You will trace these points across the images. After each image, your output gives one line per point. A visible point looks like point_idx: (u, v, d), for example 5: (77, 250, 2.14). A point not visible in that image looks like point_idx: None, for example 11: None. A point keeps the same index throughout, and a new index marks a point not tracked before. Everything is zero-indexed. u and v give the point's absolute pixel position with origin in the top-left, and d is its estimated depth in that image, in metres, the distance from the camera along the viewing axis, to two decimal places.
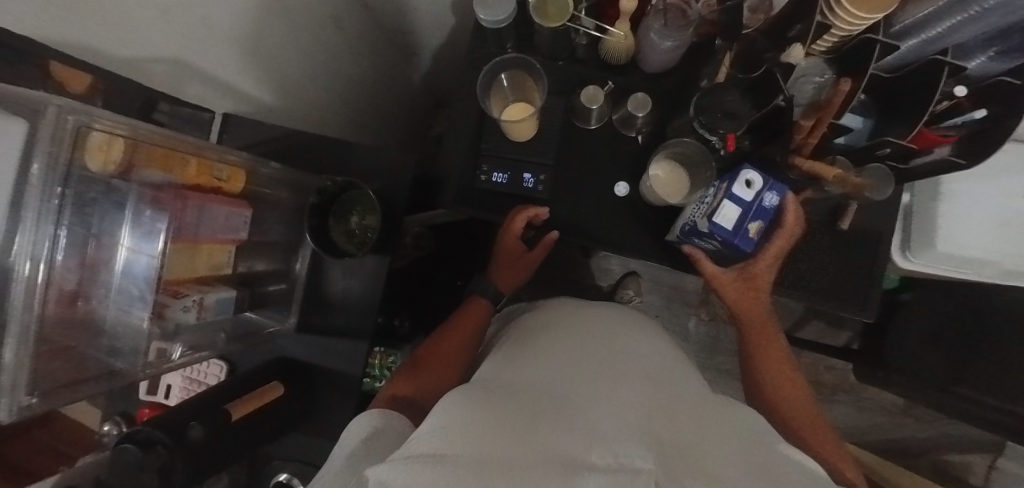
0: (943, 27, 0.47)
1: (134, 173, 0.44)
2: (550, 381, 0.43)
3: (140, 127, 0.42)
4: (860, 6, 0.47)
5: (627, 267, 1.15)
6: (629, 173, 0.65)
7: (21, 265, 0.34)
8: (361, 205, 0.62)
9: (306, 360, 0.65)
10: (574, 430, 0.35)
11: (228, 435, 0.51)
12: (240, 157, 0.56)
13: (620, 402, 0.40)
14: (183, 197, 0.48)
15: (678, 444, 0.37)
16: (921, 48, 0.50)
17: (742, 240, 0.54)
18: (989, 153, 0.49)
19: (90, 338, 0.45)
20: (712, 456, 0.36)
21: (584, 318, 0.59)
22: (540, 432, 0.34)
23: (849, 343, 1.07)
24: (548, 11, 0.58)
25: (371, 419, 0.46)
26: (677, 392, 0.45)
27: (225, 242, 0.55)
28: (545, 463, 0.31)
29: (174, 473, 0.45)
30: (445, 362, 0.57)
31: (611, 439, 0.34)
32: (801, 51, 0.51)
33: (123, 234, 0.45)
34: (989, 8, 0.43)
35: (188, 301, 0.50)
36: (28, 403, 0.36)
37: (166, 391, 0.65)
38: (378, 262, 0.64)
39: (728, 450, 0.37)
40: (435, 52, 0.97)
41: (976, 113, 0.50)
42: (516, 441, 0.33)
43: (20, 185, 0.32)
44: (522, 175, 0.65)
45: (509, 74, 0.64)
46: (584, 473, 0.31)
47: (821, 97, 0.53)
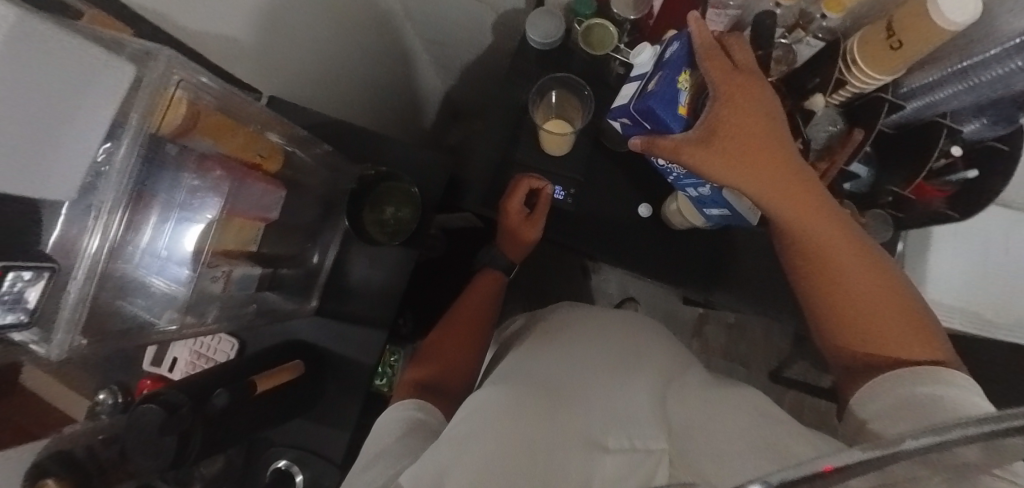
0: (944, 93, 0.53)
1: (187, 140, 0.46)
2: (563, 369, 0.48)
3: (202, 89, 0.45)
4: (875, 66, 0.53)
5: (626, 292, 1.19)
6: (651, 194, 0.69)
7: (102, 211, 0.39)
8: (397, 198, 0.65)
9: (319, 344, 0.65)
10: (590, 414, 0.43)
11: (247, 406, 0.52)
12: (278, 139, 0.57)
13: (627, 391, 0.47)
14: (229, 165, 0.50)
15: (673, 426, 0.45)
16: (923, 110, 0.56)
17: (667, 112, 0.50)
18: (977, 209, 0.59)
19: (129, 293, 0.47)
20: (701, 429, 0.44)
21: (591, 312, 0.61)
22: (560, 421, 0.41)
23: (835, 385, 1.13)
24: (592, 39, 0.65)
25: (404, 409, 0.50)
26: (675, 375, 0.52)
27: (260, 219, 0.57)
28: (573, 447, 0.39)
29: (191, 443, 0.45)
30: (463, 343, 0.65)
31: (620, 416, 0.44)
32: (820, 102, 0.57)
33: (177, 200, 0.48)
34: (985, 79, 0.50)
35: (217, 271, 0.54)
36: (76, 339, 0.40)
37: (171, 364, 0.64)
38: (404, 252, 0.66)
39: (725, 421, 0.44)
40: (464, 67, 1.03)
41: (969, 172, 0.58)
42: (543, 432, 0.39)
43: (116, 141, 0.38)
44: (552, 187, 0.69)
45: (557, 93, 0.69)
46: (597, 450, 0.41)
47: (833, 144, 0.60)
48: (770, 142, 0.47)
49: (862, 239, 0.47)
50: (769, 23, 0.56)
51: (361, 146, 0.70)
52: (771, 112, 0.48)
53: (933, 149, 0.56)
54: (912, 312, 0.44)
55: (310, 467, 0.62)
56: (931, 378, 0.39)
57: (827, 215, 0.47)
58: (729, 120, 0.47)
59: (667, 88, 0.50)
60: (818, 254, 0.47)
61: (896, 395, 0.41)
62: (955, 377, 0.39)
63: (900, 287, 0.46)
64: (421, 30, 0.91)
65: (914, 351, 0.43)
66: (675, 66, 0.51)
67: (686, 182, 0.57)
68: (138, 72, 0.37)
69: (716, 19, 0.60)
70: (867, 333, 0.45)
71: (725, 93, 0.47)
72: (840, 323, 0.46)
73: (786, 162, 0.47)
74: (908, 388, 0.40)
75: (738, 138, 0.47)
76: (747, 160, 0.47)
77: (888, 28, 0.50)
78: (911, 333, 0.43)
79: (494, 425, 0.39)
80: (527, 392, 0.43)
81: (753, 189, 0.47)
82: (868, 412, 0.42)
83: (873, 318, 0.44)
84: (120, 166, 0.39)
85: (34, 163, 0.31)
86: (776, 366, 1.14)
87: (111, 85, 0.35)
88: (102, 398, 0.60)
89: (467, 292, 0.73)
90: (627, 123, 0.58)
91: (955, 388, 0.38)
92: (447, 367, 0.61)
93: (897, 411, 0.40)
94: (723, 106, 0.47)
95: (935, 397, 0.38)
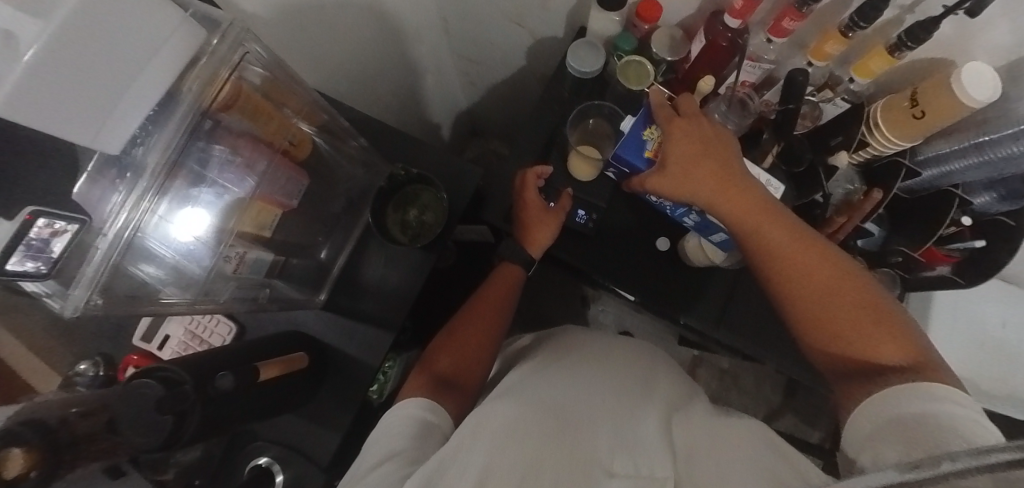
0: (957, 164, 0.58)
1: (227, 118, 0.46)
2: (576, 394, 0.43)
3: (249, 68, 0.46)
4: (897, 132, 0.56)
5: (622, 326, 1.20)
6: (670, 229, 0.70)
7: (136, 174, 0.39)
8: (423, 201, 0.66)
9: (322, 339, 0.63)
10: (596, 439, 0.37)
11: (248, 393, 0.49)
12: (308, 129, 0.57)
13: (635, 418, 0.41)
14: (262, 148, 0.50)
15: (686, 449, 0.39)
16: (938, 178, 0.60)
17: (632, 155, 0.62)
18: (982, 278, 0.63)
19: (140, 263, 0.46)
20: (721, 454, 0.38)
21: (606, 339, 0.58)
22: (563, 445, 0.36)
23: (820, 442, 1.15)
24: (630, 74, 0.68)
25: (413, 408, 0.48)
26: (690, 404, 0.47)
27: (281, 206, 0.55)
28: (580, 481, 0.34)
29: (187, 425, 0.42)
30: (478, 338, 0.62)
31: (639, 449, 0.37)
32: (846, 157, 0.60)
33: (210, 179, 0.47)
34: (1003, 158, 0.54)
35: (232, 251, 0.52)
36: (89, 302, 0.40)
37: (162, 342, 0.62)
38: (422, 256, 0.65)
39: (747, 449, 0.38)
40: (492, 85, 1.06)
41: (977, 242, 0.62)
42: (552, 454, 0.35)
43: (165, 110, 0.38)
44: (576, 210, 0.71)
45: (595, 120, 0.72)
46: (600, 477, 0.34)
47: (851, 200, 0.62)
48: (716, 160, 0.51)
49: (835, 252, 0.44)
50: (802, 79, 0.59)
51: (391, 146, 0.70)
52: (722, 138, 0.52)
53: (945, 214, 0.59)
54: (889, 319, 0.39)
55: (293, 467, 0.60)
56: (917, 393, 0.32)
57: (781, 225, 0.46)
58: (677, 145, 0.52)
59: (633, 138, 0.62)
60: (787, 264, 0.44)
61: (881, 416, 0.33)
62: (946, 390, 0.32)
63: (876, 293, 0.41)
64: (457, 45, 0.94)
65: (888, 355, 0.37)
66: (641, 122, 0.63)
67: (677, 214, 0.65)
68: (200, 50, 0.39)
69: (751, 71, 0.63)
70: (841, 339, 0.40)
71: (673, 125, 0.53)
72: (815, 326, 0.42)
73: (732, 179, 0.49)
74: (890, 407, 0.33)
75: (686, 159, 0.51)
76: (694, 175, 0.51)
77: (911, 98, 0.54)
78: (887, 337, 0.38)
79: (503, 446, 0.35)
80: (537, 414, 0.39)
81: (705, 201, 0.50)
82: (857, 437, 0.34)
83: (851, 321, 0.40)
84: (167, 135, 0.39)
85: (95, 115, 0.31)
86: (763, 415, 1.16)
87: (182, 50, 0.35)
88: (85, 368, 0.60)
89: (486, 284, 0.71)
90: (615, 172, 0.68)
91: (949, 405, 0.31)
92: (465, 352, 0.60)
93: (883, 432, 0.32)
94: (673, 134, 0.53)
95: (921, 415, 0.31)
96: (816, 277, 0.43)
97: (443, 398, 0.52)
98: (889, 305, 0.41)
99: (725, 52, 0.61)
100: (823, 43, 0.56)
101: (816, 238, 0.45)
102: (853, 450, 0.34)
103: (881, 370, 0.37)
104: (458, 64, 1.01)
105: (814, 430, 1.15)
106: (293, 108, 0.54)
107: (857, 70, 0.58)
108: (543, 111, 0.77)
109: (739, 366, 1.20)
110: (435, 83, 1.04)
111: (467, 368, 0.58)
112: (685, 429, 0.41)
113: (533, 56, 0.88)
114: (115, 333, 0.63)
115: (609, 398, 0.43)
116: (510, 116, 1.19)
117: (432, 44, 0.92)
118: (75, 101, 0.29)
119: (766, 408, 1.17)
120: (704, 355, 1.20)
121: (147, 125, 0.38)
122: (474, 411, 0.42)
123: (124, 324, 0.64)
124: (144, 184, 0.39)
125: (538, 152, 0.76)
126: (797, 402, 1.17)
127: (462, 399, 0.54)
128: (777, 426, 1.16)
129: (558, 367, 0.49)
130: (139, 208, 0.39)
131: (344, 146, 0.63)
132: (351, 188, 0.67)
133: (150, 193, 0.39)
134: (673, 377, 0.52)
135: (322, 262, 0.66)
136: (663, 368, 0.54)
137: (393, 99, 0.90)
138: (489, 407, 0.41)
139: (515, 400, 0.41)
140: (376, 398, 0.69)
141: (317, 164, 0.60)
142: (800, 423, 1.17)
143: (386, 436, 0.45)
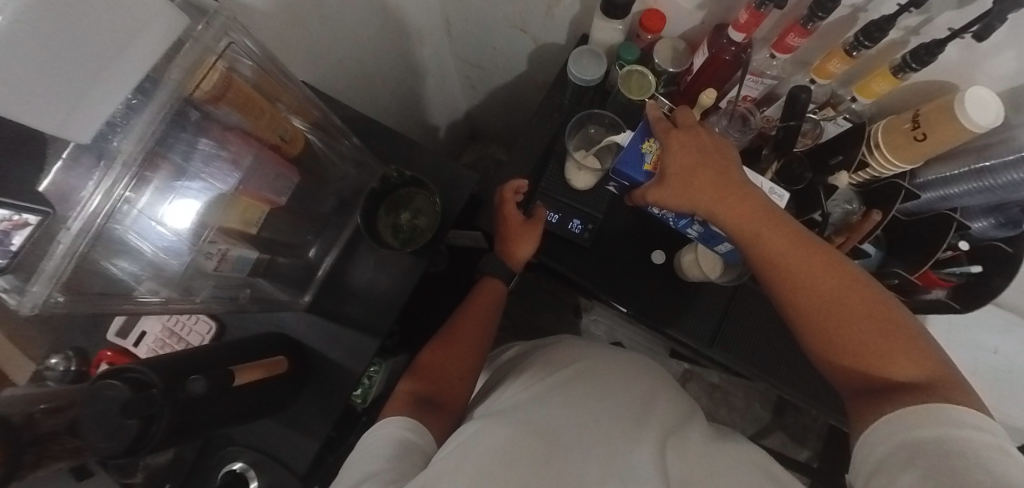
0: (959, 188, 0.57)
1: (214, 109, 0.44)
2: (562, 413, 0.41)
3: (239, 60, 0.44)
4: (898, 153, 0.56)
5: (613, 337, 1.19)
6: (666, 243, 0.69)
7: (111, 161, 0.37)
8: (415, 204, 0.65)
9: (305, 343, 0.61)
10: (586, 463, 0.36)
11: (223, 398, 0.47)
12: (301, 124, 0.55)
13: (635, 437, 0.39)
14: (250, 143, 0.48)
15: (684, 476, 0.36)
16: (937, 201, 0.60)
17: (631, 169, 0.61)
18: (980, 302, 0.63)
19: (112, 256, 0.44)
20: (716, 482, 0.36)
21: (601, 352, 0.57)
22: (555, 471, 0.34)
23: (809, 461, 1.14)
24: (632, 85, 0.67)
25: (394, 427, 0.47)
26: (688, 425, 0.45)
27: (268, 203, 0.53)
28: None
29: (157, 426, 0.39)
30: (459, 356, 0.61)
31: (621, 466, 0.36)
32: (846, 178, 0.59)
33: (193, 173, 0.45)
34: (1002, 184, 0.54)
35: (213, 248, 0.49)
36: (53, 297, 0.38)
37: (139, 338, 0.60)
38: (413, 261, 0.63)
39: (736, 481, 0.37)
40: (493, 89, 1.05)
41: (975, 267, 0.62)
42: (525, 471, 0.34)
43: (143, 96, 0.37)
44: (571, 220, 0.70)
45: (594, 128, 0.71)
46: None
47: (849, 220, 0.61)
48: (714, 169, 0.49)
49: (843, 260, 0.42)
50: (804, 96, 0.58)
51: (387, 146, 0.69)
52: (721, 147, 0.51)
53: (943, 237, 0.59)
54: (903, 332, 0.38)
55: (269, 474, 0.58)
56: (936, 419, 0.32)
57: (783, 233, 0.44)
58: (675, 157, 0.51)
59: (631, 151, 0.61)
60: (791, 275, 0.43)
61: (896, 441, 0.33)
62: (964, 413, 0.31)
63: (890, 304, 0.40)
64: (459, 47, 0.93)
65: (904, 371, 0.37)
66: (641, 135, 0.62)
67: (680, 226, 0.64)
68: (183, 34, 0.38)
69: (752, 86, 0.62)
70: (852, 355, 0.39)
71: (670, 135, 0.52)
72: (833, 347, 0.40)
73: (732, 188, 0.48)
74: (905, 431, 0.33)
75: (685, 171, 0.50)
76: (693, 186, 0.49)
77: (913, 121, 0.54)
78: (902, 351, 0.37)
79: (480, 469, 0.35)
80: (520, 435, 0.38)
81: (705, 212, 0.49)
82: (869, 461, 0.34)
83: (863, 336, 0.39)
84: (144, 122, 0.38)
85: (63, 100, 0.29)
86: (752, 433, 1.16)
87: (160, 39, 0.34)
88: (55, 362, 0.58)
89: (470, 301, 0.69)
90: (617, 186, 0.67)
91: (969, 431, 0.30)
92: (438, 380, 0.57)
93: (899, 458, 0.32)
94: (671, 144, 0.52)
95: (941, 443, 0.30)
96: (821, 288, 0.41)
97: (425, 416, 0.50)
98: (903, 314, 0.39)
99: (729, 66, 0.60)
100: (827, 62, 0.55)
101: (825, 247, 0.43)
102: (865, 475, 0.33)
103: (896, 387, 0.36)
104: (459, 66, 1.00)
105: (804, 450, 1.15)
106: (286, 103, 0.52)
107: (860, 90, 0.58)
108: (542, 118, 0.76)
109: (730, 382, 1.19)
110: (435, 85, 1.02)
111: (448, 393, 0.56)
112: (683, 452, 0.39)
113: (535, 62, 0.87)
114: (90, 327, 0.61)
115: (601, 418, 0.41)
116: (510, 121, 1.18)
117: (434, 45, 0.91)
118: (41, 86, 0.27)
119: (756, 425, 1.17)
120: (696, 369, 1.20)
121: (124, 109, 0.37)
122: (462, 427, 0.43)
123: (100, 317, 0.61)
124: (117, 174, 0.38)
125: (536, 159, 0.75)
126: (787, 420, 1.17)
127: (447, 420, 0.53)
128: (767, 444, 1.16)
129: (550, 386, 0.47)
130: (112, 197, 0.38)
131: (338, 145, 0.61)
132: (343, 187, 0.66)
133: (126, 179, 0.38)
134: (673, 400, 0.50)
135: (310, 262, 0.64)
136: (662, 388, 0.51)
137: (391, 99, 0.89)
138: (471, 425, 0.42)
139: (501, 420, 0.41)
140: (359, 402, 0.68)
141: (309, 162, 0.58)
142: (789, 441, 1.16)
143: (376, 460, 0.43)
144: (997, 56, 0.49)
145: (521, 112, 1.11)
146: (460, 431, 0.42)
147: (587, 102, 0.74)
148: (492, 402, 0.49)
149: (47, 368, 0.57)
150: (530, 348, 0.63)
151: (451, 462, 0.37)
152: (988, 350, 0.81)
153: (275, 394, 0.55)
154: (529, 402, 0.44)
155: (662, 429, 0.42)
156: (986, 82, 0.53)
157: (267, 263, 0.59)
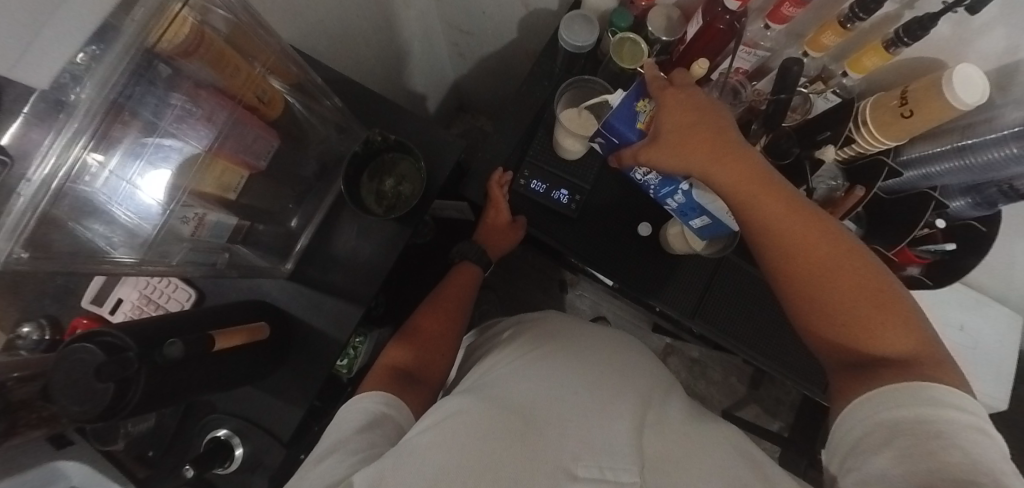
0: (940, 167, 0.58)
1: (186, 62, 0.41)
2: (542, 387, 0.42)
3: (211, 11, 0.42)
4: (883, 131, 0.56)
5: (597, 311, 1.21)
6: (653, 215, 0.69)
7: (69, 114, 0.36)
8: (400, 170, 0.63)
9: (288, 310, 0.60)
10: (563, 438, 0.36)
11: (204, 363, 0.46)
12: (281, 85, 0.53)
13: (613, 412, 0.40)
14: (225, 100, 0.45)
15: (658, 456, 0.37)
16: (918, 180, 0.61)
17: (623, 126, 0.57)
18: (948, 279, 0.67)
19: (80, 217, 0.42)
20: (695, 463, 0.37)
21: (580, 329, 0.57)
22: (532, 442, 0.35)
23: (780, 431, 1.19)
24: (623, 52, 0.65)
25: (370, 402, 0.47)
26: (665, 401, 0.46)
27: (246, 167, 0.51)
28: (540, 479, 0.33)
29: (132, 392, 0.39)
30: (441, 331, 0.62)
31: (599, 443, 0.37)
32: (831, 153, 0.60)
33: (164, 132, 0.43)
34: (978, 163, 0.55)
35: (189, 212, 0.47)
36: (17, 256, 0.37)
37: (115, 306, 0.58)
38: (397, 230, 0.62)
39: (717, 456, 0.38)
40: (483, 57, 1.02)
41: (949, 245, 0.64)
42: (504, 449, 0.34)
43: (104, 45, 0.36)
44: (558, 189, 0.69)
45: (580, 92, 0.69)
46: (552, 467, 0.34)
47: (833, 197, 0.61)
48: (711, 129, 0.47)
49: (837, 228, 0.43)
50: (796, 69, 0.57)
51: (373, 111, 0.67)
52: (717, 107, 0.49)
53: (922, 215, 0.60)
54: (895, 306, 0.39)
55: (251, 439, 0.58)
56: (916, 399, 0.33)
57: (781, 200, 0.44)
58: (670, 116, 0.49)
59: (624, 108, 0.57)
60: (787, 243, 0.43)
61: (875, 420, 0.34)
62: (941, 392, 0.32)
63: (882, 275, 0.40)
64: (446, 12, 0.90)
65: (890, 344, 0.38)
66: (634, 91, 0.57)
67: (662, 194, 0.62)
68: None
69: (746, 57, 0.62)
70: (840, 326, 0.40)
71: (664, 95, 0.51)
72: (824, 319, 0.41)
73: (730, 148, 0.46)
74: (884, 410, 0.34)
75: (680, 131, 0.48)
76: (689, 145, 0.48)
77: (901, 97, 0.54)
78: (891, 326, 0.38)
79: (455, 443, 0.35)
80: (495, 410, 0.38)
81: (700, 174, 0.47)
82: (849, 437, 0.35)
83: (854, 306, 0.39)
84: (105, 72, 0.36)
85: None
86: (728, 405, 1.20)
87: None
88: (27, 330, 0.56)
89: (442, 283, 0.69)
90: (603, 143, 0.63)
91: (947, 411, 0.31)
92: (425, 349, 0.59)
93: (876, 437, 0.33)
94: (666, 104, 0.50)
95: (920, 422, 0.31)
96: (814, 258, 0.41)
97: (404, 394, 0.51)
98: (895, 286, 0.40)
99: (722, 37, 0.58)
100: (821, 34, 0.54)
101: (822, 217, 0.43)
102: (842, 453, 0.35)
103: (878, 361, 0.37)
104: (447, 31, 0.97)
105: (776, 420, 1.20)
106: (263, 61, 0.49)
107: (850, 64, 0.57)
108: (531, 86, 0.74)
109: (710, 356, 1.23)
110: (422, 52, 0.99)
111: (428, 372, 0.57)
112: (660, 431, 0.40)
113: (526, 30, 0.85)
114: (63, 295, 0.59)
115: (578, 389, 0.42)
116: (500, 90, 1.16)
117: (421, 8, 0.88)
118: None
119: (732, 397, 1.21)
120: (676, 344, 1.23)
121: (86, 60, 0.35)
122: (440, 401, 0.43)
123: (73, 285, 0.59)
124: (77, 127, 0.36)
125: (524, 129, 0.73)
126: (762, 393, 1.21)
127: (424, 395, 0.54)
128: (742, 415, 1.21)
129: (535, 360, 0.47)
130: (72, 153, 0.36)
131: (320, 108, 0.59)
132: (324, 152, 0.64)
133: (83, 137, 0.36)
134: (651, 379, 0.50)
135: (292, 230, 0.63)
136: (643, 368, 0.51)
137: (375, 63, 0.86)
138: (449, 399, 0.42)
139: (478, 396, 0.41)
140: (344, 372, 0.70)
141: (289, 125, 0.56)
142: (763, 413, 1.21)
143: (365, 433, 0.43)
144: (988, 32, 0.49)
145: (511, 82, 1.09)
146: (442, 403, 0.42)
147: (578, 71, 0.73)
148: (480, 372, 0.49)
149: (16, 335, 0.55)
150: (511, 322, 0.63)
151: (432, 431, 0.38)
152: (955, 327, 0.84)
153: (261, 359, 0.54)
154: (513, 376, 0.44)
155: (634, 400, 0.43)
156: (974, 61, 0.53)
157: (246, 230, 0.58)
